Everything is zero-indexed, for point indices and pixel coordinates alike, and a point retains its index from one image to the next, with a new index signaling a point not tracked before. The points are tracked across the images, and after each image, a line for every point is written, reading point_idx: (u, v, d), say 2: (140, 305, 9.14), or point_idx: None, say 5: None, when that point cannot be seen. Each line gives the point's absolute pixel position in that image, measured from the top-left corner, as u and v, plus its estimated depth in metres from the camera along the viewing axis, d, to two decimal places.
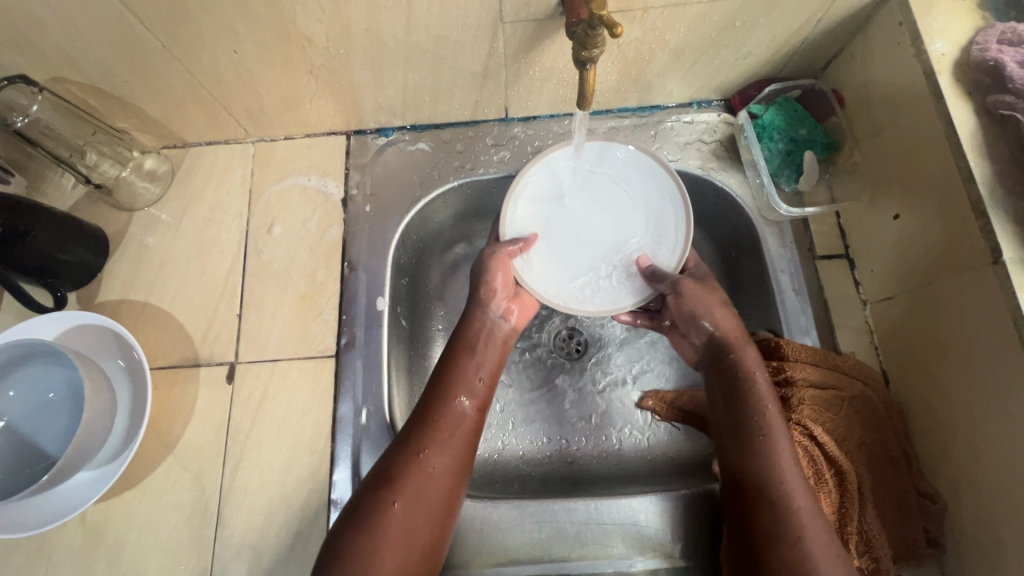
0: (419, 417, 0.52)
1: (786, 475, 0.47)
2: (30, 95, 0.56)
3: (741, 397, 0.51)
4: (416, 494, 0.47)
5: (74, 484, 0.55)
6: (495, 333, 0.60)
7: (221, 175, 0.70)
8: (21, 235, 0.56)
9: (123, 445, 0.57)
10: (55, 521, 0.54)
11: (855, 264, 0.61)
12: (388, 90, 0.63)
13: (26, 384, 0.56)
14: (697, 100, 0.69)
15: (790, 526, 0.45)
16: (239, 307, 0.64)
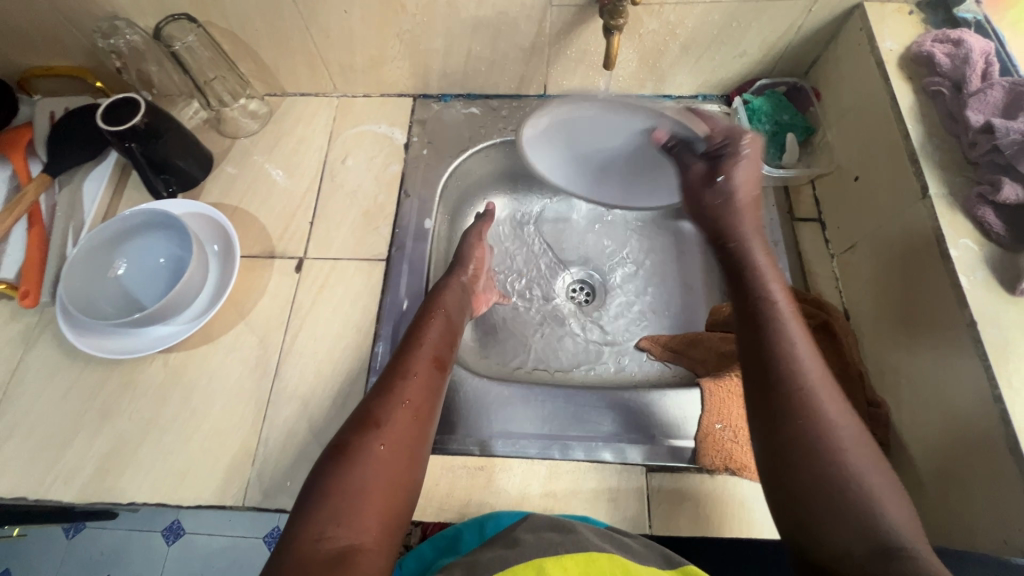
0: (388, 373, 0.58)
1: (801, 351, 0.49)
2: (190, 29, 0.73)
3: (757, 293, 0.54)
4: (400, 429, 0.53)
5: (149, 334, 0.67)
6: (458, 301, 0.70)
7: (309, 118, 0.85)
8: (154, 132, 0.71)
9: (203, 313, 0.69)
10: (143, 352, 0.66)
11: (826, 224, 0.73)
12: (453, 58, 0.79)
13: (150, 249, 0.71)
14: (702, 94, 0.84)
15: (812, 402, 0.46)
16: (312, 216, 0.78)
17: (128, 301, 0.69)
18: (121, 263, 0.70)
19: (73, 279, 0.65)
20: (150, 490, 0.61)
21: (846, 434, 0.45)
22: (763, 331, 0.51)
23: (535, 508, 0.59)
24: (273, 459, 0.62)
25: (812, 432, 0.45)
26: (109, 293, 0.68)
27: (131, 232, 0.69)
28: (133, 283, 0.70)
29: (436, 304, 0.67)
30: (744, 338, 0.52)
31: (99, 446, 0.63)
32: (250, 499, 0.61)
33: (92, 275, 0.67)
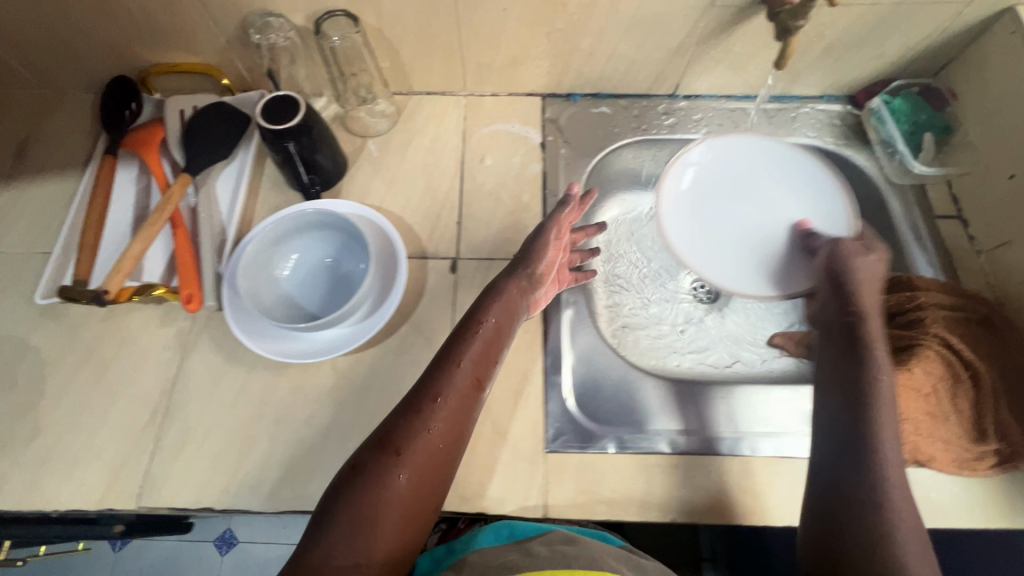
0: (416, 394, 0.54)
1: (888, 443, 0.54)
2: (349, 28, 0.72)
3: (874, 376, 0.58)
4: (424, 460, 0.50)
5: (314, 339, 0.66)
6: (507, 314, 0.61)
7: (439, 117, 0.84)
8: (309, 127, 0.69)
9: (368, 319, 0.66)
10: (316, 357, 0.64)
11: (968, 222, 0.76)
12: (595, 58, 0.79)
13: (319, 247, 0.69)
14: (827, 95, 0.85)
15: (886, 484, 0.51)
16: (458, 217, 0.77)
17: (293, 300, 0.68)
18: (292, 259, 0.68)
19: (253, 272, 0.64)
20: None
21: (902, 510, 0.50)
22: (863, 420, 0.55)
23: (734, 506, 0.60)
24: (464, 463, 0.62)
25: (865, 512, 0.49)
26: (275, 288, 0.66)
27: (300, 229, 0.67)
28: (301, 282, 0.68)
29: (484, 313, 0.61)
30: (847, 417, 0.56)
31: (281, 453, 0.62)
32: (447, 503, 0.60)
33: (265, 269, 0.66)
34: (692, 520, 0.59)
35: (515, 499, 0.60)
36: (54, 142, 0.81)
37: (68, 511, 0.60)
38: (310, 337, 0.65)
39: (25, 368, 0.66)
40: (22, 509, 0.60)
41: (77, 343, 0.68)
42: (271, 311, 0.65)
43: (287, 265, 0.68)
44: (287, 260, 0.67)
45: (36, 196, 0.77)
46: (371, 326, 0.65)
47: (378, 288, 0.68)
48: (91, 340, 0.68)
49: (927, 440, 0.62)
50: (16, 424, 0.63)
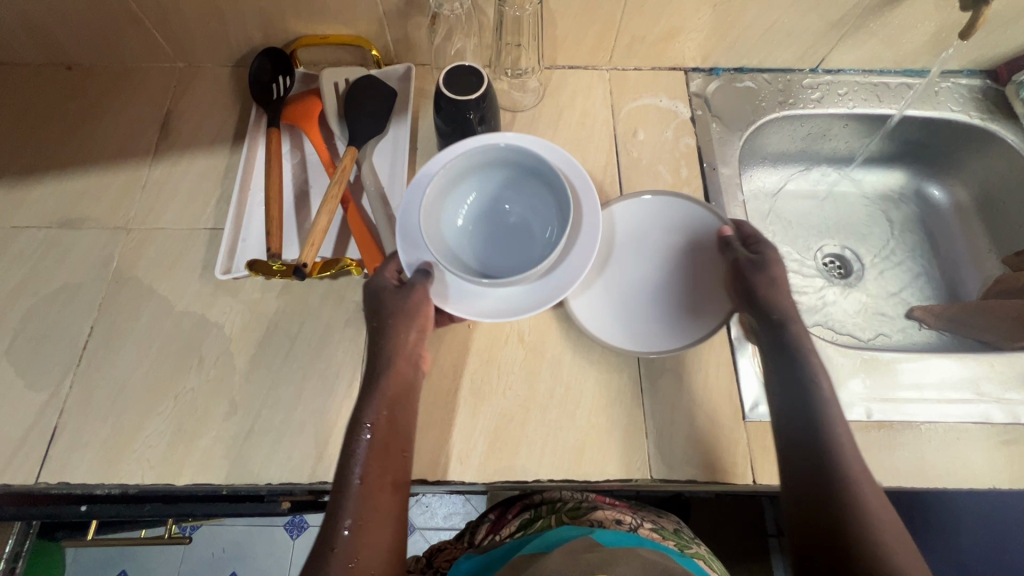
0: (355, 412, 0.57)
1: (845, 442, 0.54)
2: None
3: (804, 384, 0.57)
4: (379, 460, 0.54)
5: (494, 294, 0.61)
6: (414, 331, 0.60)
7: (585, 91, 0.84)
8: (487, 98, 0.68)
9: (552, 272, 0.60)
10: (499, 314, 0.59)
11: None
12: (751, 31, 0.79)
13: (490, 190, 0.64)
14: (968, 69, 0.85)
15: (855, 485, 0.51)
16: (620, 190, 0.77)
17: (466, 250, 0.64)
18: (465, 206, 0.65)
19: (432, 211, 0.59)
20: (552, 468, 0.60)
21: (877, 511, 0.50)
22: (819, 425, 0.55)
23: (933, 469, 0.61)
24: (666, 432, 0.62)
25: (851, 522, 0.49)
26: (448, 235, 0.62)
27: (473, 168, 0.62)
28: (474, 232, 0.65)
29: (388, 334, 0.60)
30: (801, 425, 0.56)
31: (484, 424, 0.62)
32: (657, 472, 0.60)
33: (440, 212, 0.62)
34: (897, 483, 0.61)
35: (723, 467, 0.61)
36: (199, 117, 0.79)
37: (277, 484, 0.60)
38: (490, 295, 0.60)
39: (210, 343, 0.65)
40: (231, 483, 0.59)
41: (255, 319, 0.67)
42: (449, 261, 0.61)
43: (461, 215, 0.65)
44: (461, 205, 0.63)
45: (189, 170, 0.76)
46: (557, 281, 0.60)
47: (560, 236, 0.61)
48: (271, 315, 0.67)
49: None
50: (211, 399, 0.62)
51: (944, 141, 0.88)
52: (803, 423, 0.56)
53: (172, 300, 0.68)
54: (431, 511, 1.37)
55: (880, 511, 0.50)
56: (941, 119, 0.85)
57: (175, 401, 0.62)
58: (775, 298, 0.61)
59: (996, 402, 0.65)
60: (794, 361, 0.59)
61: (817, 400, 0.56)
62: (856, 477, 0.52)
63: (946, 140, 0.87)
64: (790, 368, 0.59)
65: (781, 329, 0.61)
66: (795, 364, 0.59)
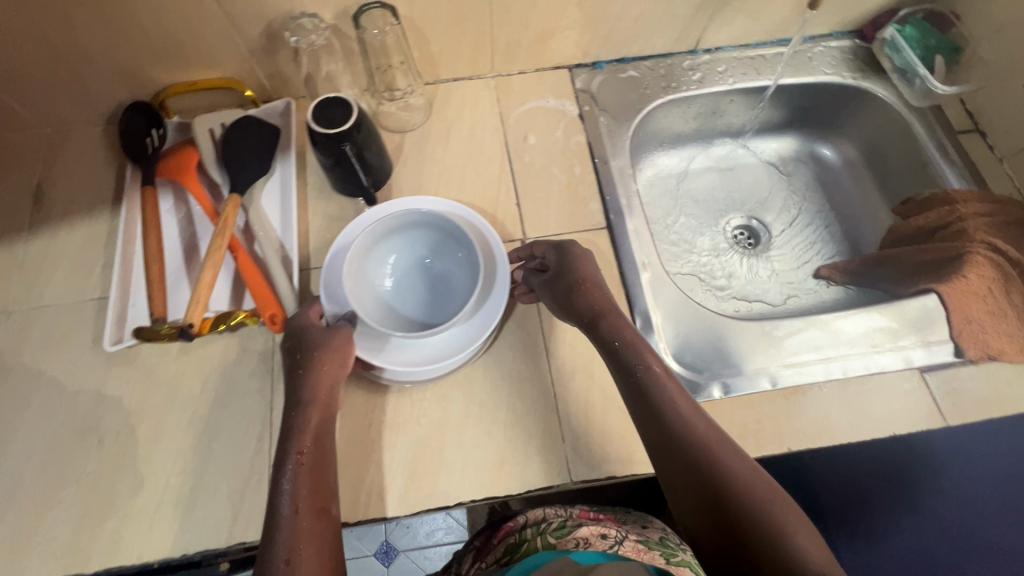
0: (284, 444, 0.55)
1: (693, 418, 0.53)
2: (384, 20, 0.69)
3: (641, 384, 0.55)
4: (310, 488, 0.53)
5: (421, 344, 0.64)
6: (337, 362, 0.59)
7: (472, 102, 0.83)
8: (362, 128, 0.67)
9: (474, 318, 0.64)
10: (429, 364, 0.62)
11: (987, 134, 0.81)
12: (622, 22, 0.80)
13: (412, 248, 0.66)
14: (837, 32, 0.89)
15: (721, 459, 0.50)
16: (516, 198, 0.77)
17: (392, 304, 0.65)
18: (388, 263, 0.65)
19: (357, 278, 0.61)
20: (473, 488, 0.60)
21: (747, 476, 0.50)
22: (667, 411, 0.53)
23: (838, 425, 0.64)
24: (582, 433, 0.63)
25: (729, 501, 0.48)
26: (377, 294, 0.63)
27: (396, 230, 0.64)
28: (398, 285, 0.66)
29: (308, 371, 0.58)
30: (647, 413, 0.54)
31: (401, 456, 0.62)
32: (577, 473, 0.61)
33: (365, 275, 0.63)
34: (805, 445, 0.63)
35: (639, 458, 0.62)
36: (74, 182, 0.76)
37: (196, 552, 0.58)
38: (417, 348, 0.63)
39: (109, 419, 0.63)
40: (145, 560, 0.57)
41: (154, 386, 0.65)
42: (379, 320, 0.62)
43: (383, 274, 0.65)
44: (385, 264, 0.64)
45: (69, 240, 0.73)
46: (481, 325, 0.64)
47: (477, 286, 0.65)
48: (171, 380, 0.65)
49: (994, 335, 0.69)
50: (116, 476, 0.60)
51: (826, 104, 0.91)
52: (650, 412, 0.54)
53: (64, 380, 0.65)
54: (410, 532, 1.36)
55: (753, 478, 0.50)
56: (818, 83, 0.87)
57: (77, 486, 0.60)
58: (577, 301, 0.61)
59: (890, 350, 0.68)
60: (610, 354, 0.58)
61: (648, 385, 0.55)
62: (718, 448, 0.51)
63: (827, 102, 0.91)
64: (626, 371, 0.57)
65: (592, 329, 0.60)
66: (615, 356, 0.58)
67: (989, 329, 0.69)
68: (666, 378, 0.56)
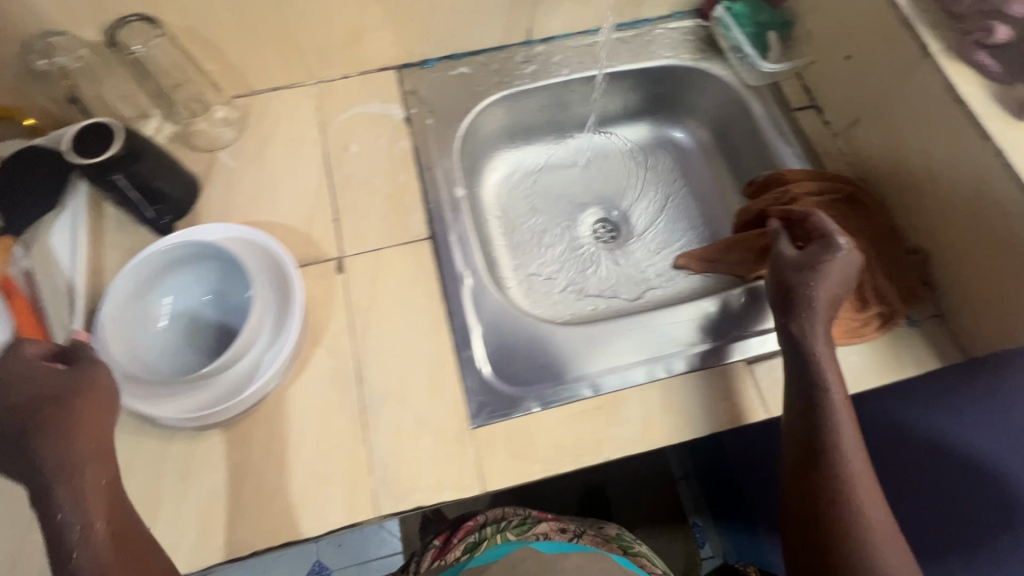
0: (44, 485, 0.45)
1: (848, 450, 0.53)
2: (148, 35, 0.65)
3: (819, 410, 0.54)
4: (92, 526, 0.45)
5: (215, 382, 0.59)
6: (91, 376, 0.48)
7: (290, 112, 0.78)
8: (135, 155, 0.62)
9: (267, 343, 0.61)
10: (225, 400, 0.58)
11: (821, 109, 0.80)
12: (436, 17, 0.75)
13: (188, 285, 0.62)
14: (676, 12, 0.86)
15: (859, 505, 0.51)
16: (334, 214, 0.72)
17: (180, 348, 0.60)
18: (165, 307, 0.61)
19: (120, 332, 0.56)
20: (270, 534, 0.56)
21: (878, 527, 0.50)
22: (824, 446, 0.53)
23: (659, 428, 0.61)
24: (391, 463, 0.60)
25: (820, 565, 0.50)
26: (164, 346, 0.60)
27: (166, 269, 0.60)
28: (184, 327, 0.61)
29: (60, 396, 0.47)
30: (807, 447, 0.54)
31: (193, 507, 0.57)
32: (382, 507, 0.58)
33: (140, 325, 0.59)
34: (623, 453, 0.60)
35: (449, 484, 0.59)
36: None
37: None
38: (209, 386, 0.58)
39: None
40: None
41: None
42: (168, 376, 0.59)
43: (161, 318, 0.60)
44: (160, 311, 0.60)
45: None
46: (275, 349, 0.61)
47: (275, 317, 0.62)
48: None
49: None
50: None
51: (672, 88, 0.88)
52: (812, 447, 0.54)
53: None
54: None
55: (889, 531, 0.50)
56: (657, 67, 0.84)
57: None
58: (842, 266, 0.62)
59: (715, 344, 0.66)
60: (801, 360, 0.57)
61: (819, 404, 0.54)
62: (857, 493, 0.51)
63: (672, 86, 0.88)
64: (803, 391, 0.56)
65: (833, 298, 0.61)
66: (800, 369, 0.57)
67: (844, 283, 0.58)
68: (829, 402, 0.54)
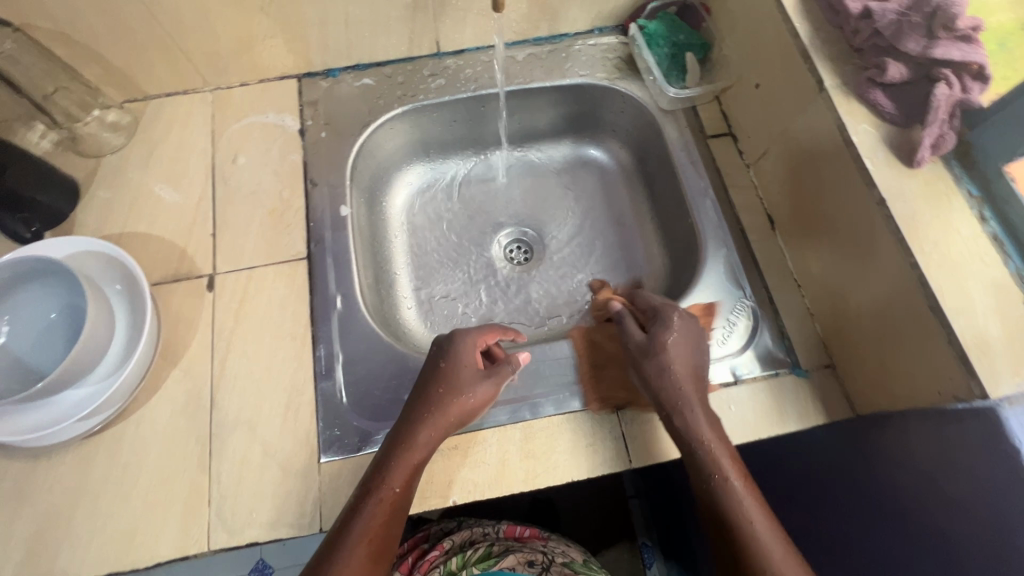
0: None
1: (761, 535, 0.49)
2: (3, 35, 0.62)
3: (715, 499, 0.51)
4: None
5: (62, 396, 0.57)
6: None
7: (183, 119, 0.76)
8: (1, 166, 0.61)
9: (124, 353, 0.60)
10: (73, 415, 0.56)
11: (737, 137, 0.75)
12: (332, 26, 0.72)
13: (28, 301, 0.60)
14: (597, 27, 0.82)
15: None
16: (213, 228, 0.70)
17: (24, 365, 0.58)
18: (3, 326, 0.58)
19: None
20: (95, 563, 0.55)
21: None
22: (732, 536, 0.49)
23: (514, 472, 0.58)
24: (231, 494, 0.58)
25: None
26: (7, 368, 0.58)
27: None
28: (25, 344, 0.59)
29: None
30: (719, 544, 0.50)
31: (20, 530, 0.56)
32: (215, 541, 0.56)
33: None
34: (473, 498, 0.58)
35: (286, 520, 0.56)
36: None
37: None
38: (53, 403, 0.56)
39: None
40: None
41: None
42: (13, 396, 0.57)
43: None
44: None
45: None
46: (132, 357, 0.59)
47: (126, 338, 0.61)
48: None
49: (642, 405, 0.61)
50: None
51: (592, 106, 0.85)
52: (724, 542, 0.50)
53: None
54: None
55: None
56: (572, 85, 0.81)
57: None
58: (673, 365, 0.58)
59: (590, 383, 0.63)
60: (693, 449, 0.54)
61: (722, 502, 0.51)
62: None
63: (591, 105, 0.84)
64: (702, 485, 0.53)
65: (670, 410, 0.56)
66: (690, 460, 0.54)
67: (695, 350, 0.60)
68: (738, 490, 0.51)
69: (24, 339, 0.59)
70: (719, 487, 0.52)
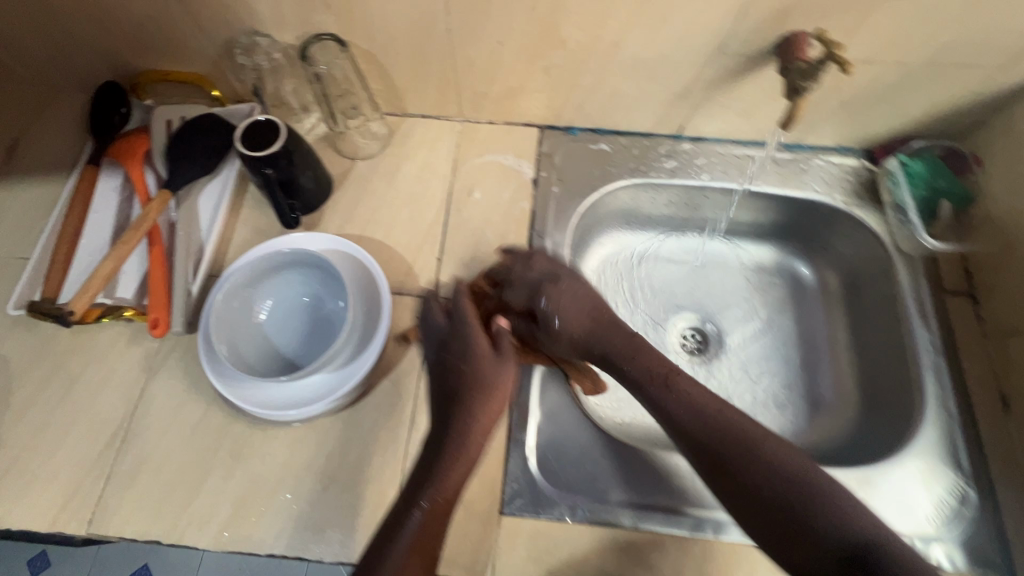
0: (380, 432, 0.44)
1: (743, 427, 0.57)
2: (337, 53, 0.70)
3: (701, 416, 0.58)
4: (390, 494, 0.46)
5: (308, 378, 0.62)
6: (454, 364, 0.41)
7: (432, 143, 0.82)
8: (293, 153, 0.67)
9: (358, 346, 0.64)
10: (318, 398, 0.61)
11: (979, 302, 0.71)
12: (596, 95, 0.75)
13: (286, 286, 0.66)
14: (842, 147, 0.81)
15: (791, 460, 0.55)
16: (439, 253, 0.75)
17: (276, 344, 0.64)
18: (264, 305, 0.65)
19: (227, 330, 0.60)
20: (288, 544, 0.59)
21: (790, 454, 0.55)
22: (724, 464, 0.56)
23: None
24: None
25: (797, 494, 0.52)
26: (260, 346, 0.63)
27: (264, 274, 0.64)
28: (278, 325, 0.65)
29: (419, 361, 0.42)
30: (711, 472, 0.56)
31: (232, 491, 0.61)
32: None
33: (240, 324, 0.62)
34: None
35: (461, 563, 0.58)
36: (45, 142, 0.80)
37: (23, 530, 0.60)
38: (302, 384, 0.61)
39: None
40: None
41: (43, 357, 0.67)
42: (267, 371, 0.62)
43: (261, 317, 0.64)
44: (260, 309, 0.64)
45: (23, 197, 0.77)
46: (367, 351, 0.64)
47: (362, 334, 0.65)
48: (59, 355, 0.68)
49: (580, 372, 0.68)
50: None
51: (813, 222, 0.83)
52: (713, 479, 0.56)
53: None
54: None
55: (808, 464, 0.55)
56: (806, 199, 0.79)
57: None
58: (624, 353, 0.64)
59: None
60: (675, 397, 0.60)
61: (699, 432, 0.58)
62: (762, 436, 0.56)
63: (814, 221, 0.82)
64: (677, 425, 0.59)
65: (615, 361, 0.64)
66: (671, 415, 0.59)
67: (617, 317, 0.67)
68: (705, 401, 0.59)
69: (278, 320, 0.65)
70: (690, 421, 0.58)
